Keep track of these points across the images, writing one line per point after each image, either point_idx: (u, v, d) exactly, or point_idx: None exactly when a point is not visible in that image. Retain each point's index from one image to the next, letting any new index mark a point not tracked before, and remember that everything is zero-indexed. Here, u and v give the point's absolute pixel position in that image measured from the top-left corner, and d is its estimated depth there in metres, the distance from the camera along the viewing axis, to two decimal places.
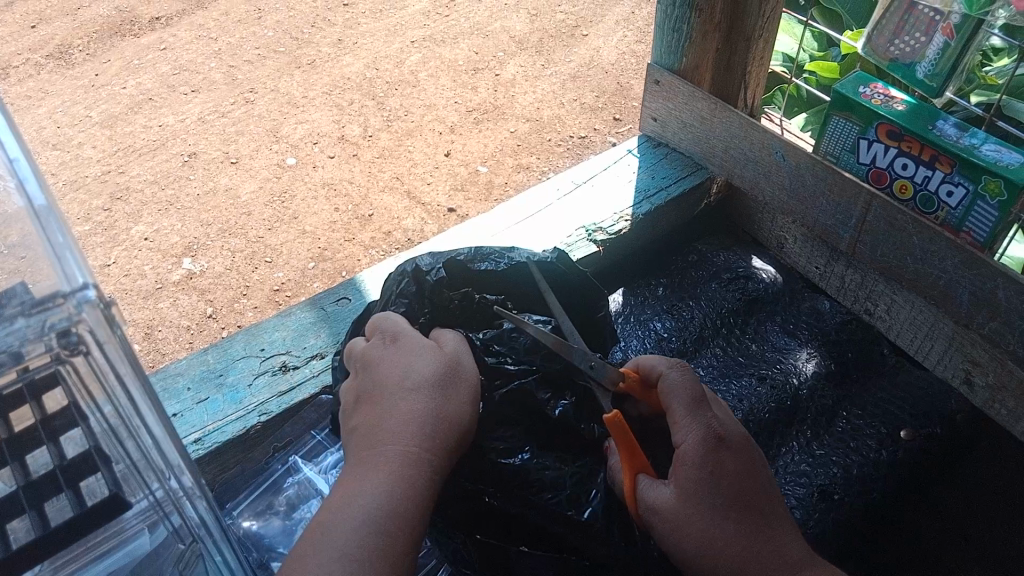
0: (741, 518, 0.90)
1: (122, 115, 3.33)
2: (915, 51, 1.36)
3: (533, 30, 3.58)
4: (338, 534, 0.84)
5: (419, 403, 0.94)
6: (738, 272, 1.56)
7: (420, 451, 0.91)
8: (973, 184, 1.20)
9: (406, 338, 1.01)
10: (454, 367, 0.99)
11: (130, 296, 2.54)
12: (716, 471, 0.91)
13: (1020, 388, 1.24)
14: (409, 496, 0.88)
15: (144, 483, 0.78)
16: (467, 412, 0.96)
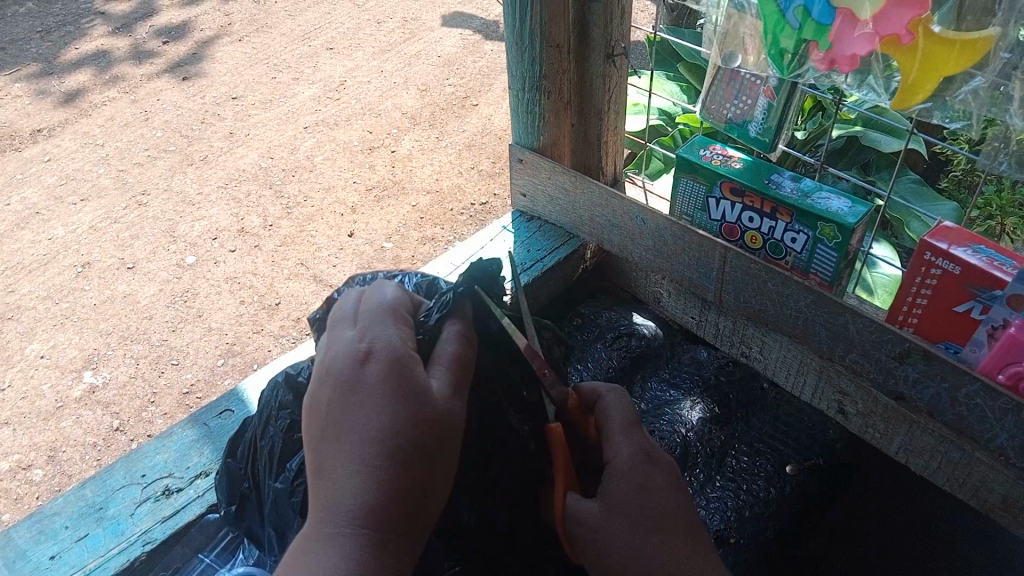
0: (664, 536, 0.90)
1: (8, 232, 3.21)
2: (745, 113, 1.46)
3: (424, 104, 3.66)
4: None
5: (401, 466, 0.81)
6: (620, 330, 1.64)
7: (392, 531, 0.80)
8: (811, 230, 1.28)
9: (396, 358, 0.87)
10: (442, 418, 0.86)
11: (28, 420, 2.41)
12: (640, 482, 0.93)
13: (887, 413, 1.32)
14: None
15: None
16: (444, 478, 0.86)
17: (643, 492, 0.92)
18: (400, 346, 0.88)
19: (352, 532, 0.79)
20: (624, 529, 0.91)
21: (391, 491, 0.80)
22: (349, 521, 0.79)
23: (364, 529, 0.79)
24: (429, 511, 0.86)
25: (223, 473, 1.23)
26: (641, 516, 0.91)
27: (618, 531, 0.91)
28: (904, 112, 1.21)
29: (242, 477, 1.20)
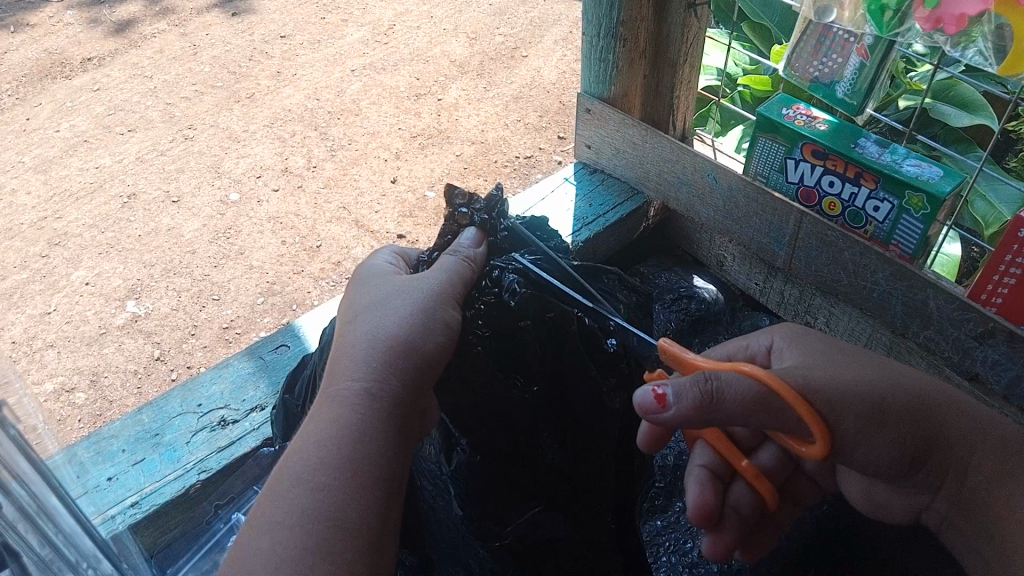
0: (851, 360, 0.94)
1: (56, 159, 3.24)
2: (833, 72, 1.40)
3: (473, 53, 3.60)
4: (283, 469, 0.80)
5: (362, 329, 0.89)
6: (680, 292, 1.46)
7: (358, 377, 0.84)
8: (897, 199, 1.25)
9: (370, 276, 1.00)
10: (410, 291, 0.92)
11: (72, 344, 2.46)
12: (825, 340, 1.00)
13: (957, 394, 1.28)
14: (353, 423, 0.82)
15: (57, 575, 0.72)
16: (418, 332, 0.88)
17: (836, 344, 0.98)
18: (376, 269, 1.02)
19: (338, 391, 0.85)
20: (860, 362, 0.93)
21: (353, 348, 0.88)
22: (326, 385, 0.86)
23: (330, 384, 0.86)
24: (422, 366, 0.87)
25: (279, 408, 1.24)
26: (858, 351, 0.96)
27: (862, 363, 0.93)
28: (1013, 78, 1.14)
29: (297, 416, 1.20)
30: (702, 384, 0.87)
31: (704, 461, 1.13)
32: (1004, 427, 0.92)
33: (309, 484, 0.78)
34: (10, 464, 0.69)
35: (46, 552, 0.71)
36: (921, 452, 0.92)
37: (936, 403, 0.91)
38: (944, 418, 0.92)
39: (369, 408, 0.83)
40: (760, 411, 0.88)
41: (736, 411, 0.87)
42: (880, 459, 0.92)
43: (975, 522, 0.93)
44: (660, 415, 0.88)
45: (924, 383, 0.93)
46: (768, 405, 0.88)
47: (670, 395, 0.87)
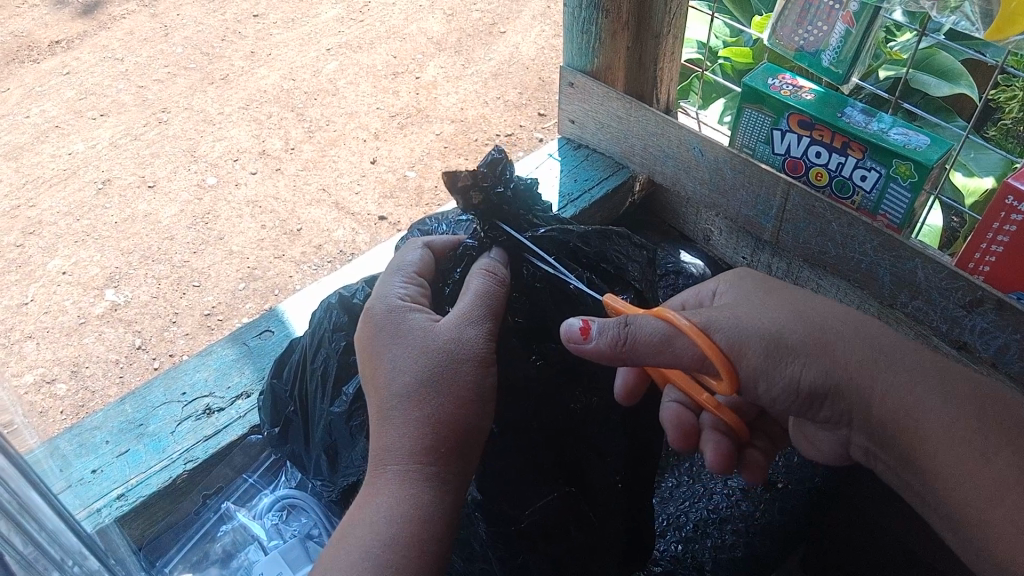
0: (773, 301, 0.95)
1: (27, 145, 3.17)
2: (819, 40, 1.39)
3: (450, 30, 3.54)
4: (352, 548, 0.84)
5: (410, 404, 0.88)
6: (667, 268, 1.42)
7: (416, 460, 0.87)
8: (884, 168, 1.25)
9: (394, 314, 0.92)
10: (448, 350, 0.89)
11: (51, 334, 2.42)
12: (764, 281, 0.99)
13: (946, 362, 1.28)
14: (418, 506, 0.86)
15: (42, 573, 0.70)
16: (466, 406, 0.89)
17: (759, 285, 0.98)
18: (393, 300, 0.94)
19: (395, 470, 0.87)
20: (768, 306, 0.94)
21: (411, 425, 0.87)
22: (382, 458, 0.89)
23: (388, 461, 0.88)
24: (469, 435, 0.89)
25: (266, 394, 1.23)
26: (776, 293, 0.96)
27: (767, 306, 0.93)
28: (999, 42, 1.16)
29: (286, 401, 1.19)
30: (620, 327, 0.89)
31: (676, 398, 1.11)
32: (908, 351, 0.91)
33: (377, 560, 0.83)
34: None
35: (30, 550, 0.69)
36: (819, 390, 0.92)
37: (834, 337, 0.91)
38: (842, 350, 0.91)
39: (433, 492, 0.87)
40: (665, 353, 0.90)
41: (646, 353, 0.89)
42: (780, 394, 0.93)
43: (889, 451, 0.92)
44: (582, 348, 0.89)
45: (827, 319, 0.92)
46: (675, 347, 0.90)
47: (595, 328, 0.88)
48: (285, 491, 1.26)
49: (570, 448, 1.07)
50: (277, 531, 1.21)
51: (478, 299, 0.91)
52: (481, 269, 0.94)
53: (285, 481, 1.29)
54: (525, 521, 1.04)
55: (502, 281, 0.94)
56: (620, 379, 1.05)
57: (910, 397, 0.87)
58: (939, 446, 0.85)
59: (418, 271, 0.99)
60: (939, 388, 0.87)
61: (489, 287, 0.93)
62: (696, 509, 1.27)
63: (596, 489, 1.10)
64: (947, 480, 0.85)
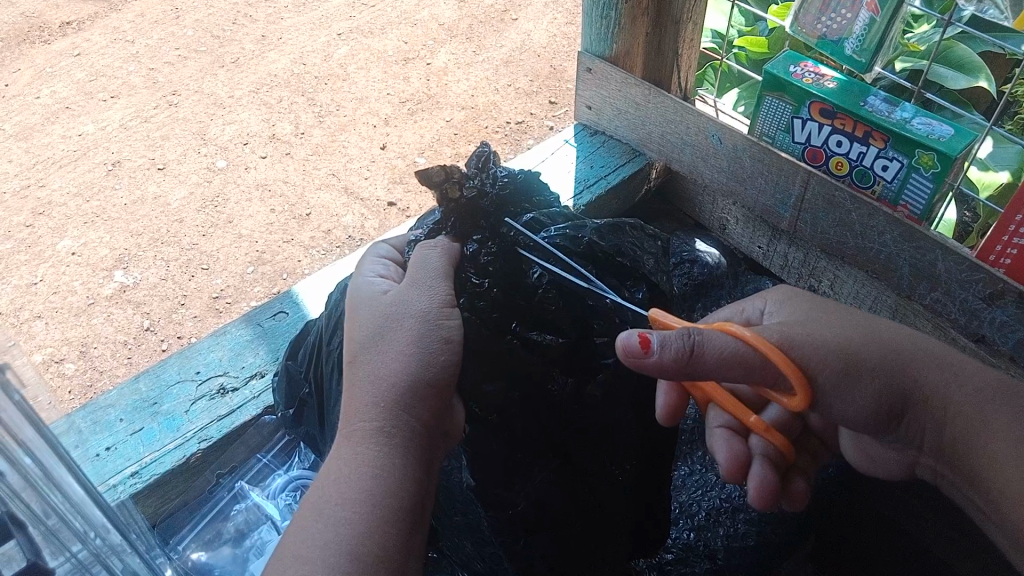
0: (835, 316, 0.95)
1: (37, 126, 3.17)
2: (842, 28, 1.38)
3: (462, 16, 3.52)
4: (312, 507, 0.84)
5: (361, 368, 0.89)
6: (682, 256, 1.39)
7: (367, 416, 0.86)
8: (907, 158, 1.23)
9: (358, 291, 0.96)
10: (391, 313, 0.90)
11: (60, 315, 2.43)
12: (814, 298, 1.00)
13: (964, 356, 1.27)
14: (371, 464, 0.84)
15: (65, 544, 0.70)
16: (409, 360, 0.87)
17: (820, 302, 0.98)
18: (364, 279, 0.99)
19: (350, 432, 0.87)
20: (823, 320, 0.95)
21: (360, 386, 0.88)
22: (343, 424, 0.89)
23: (345, 425, 0.88)
24: (422, 390, 0.87)
25: (281, 375, 1.23)
26: (840, 310, 0.97)
27: (837, 322, 0.94)
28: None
29: (301, 383, 1.19)
30: (685, 341, 0.86)
31: (722, 422, 1.10)
32: (979, 372, 0.92)
33: (330, 517, 0.81)
34: (15, 430, 0.67)
35: (53, 520, 0.69)
36: (892, 407, 0.93)
37: (907, 355, 0.92)
38: (917, 369, 0.92)
39: (385, 447, 0.85)
40: (736, 367, 0.90)
41: (713, 365, 0.88)
42: (855, 412, 0.94)
43: (959, 472, 0.92)
44: (642, 362, 0.86)
45: (898, 338, 0.93)
46: (745, 360, 0.90)
47: (656, 339, 0.85)
48: (299, 471, 1.27)
49: (564, 433, 1.03)
50: (290, 512, 1.21)
51: (422, 264, 0.93)
52: (427, 243, 0.96)
53: (299, 462, 1.30)
54: (523, 504, 1.02)
55: (450, 250, 0.95)
56: (661, 398, 1.05)
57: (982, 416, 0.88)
58: (1010, 464, 0.85)
59: (389, 258, 1.05)
60: (1011, 408, 0.87)
61: (433, 253, 0.94)
62: (709, 498, 1.26)
63: (608, 478, 1.09)
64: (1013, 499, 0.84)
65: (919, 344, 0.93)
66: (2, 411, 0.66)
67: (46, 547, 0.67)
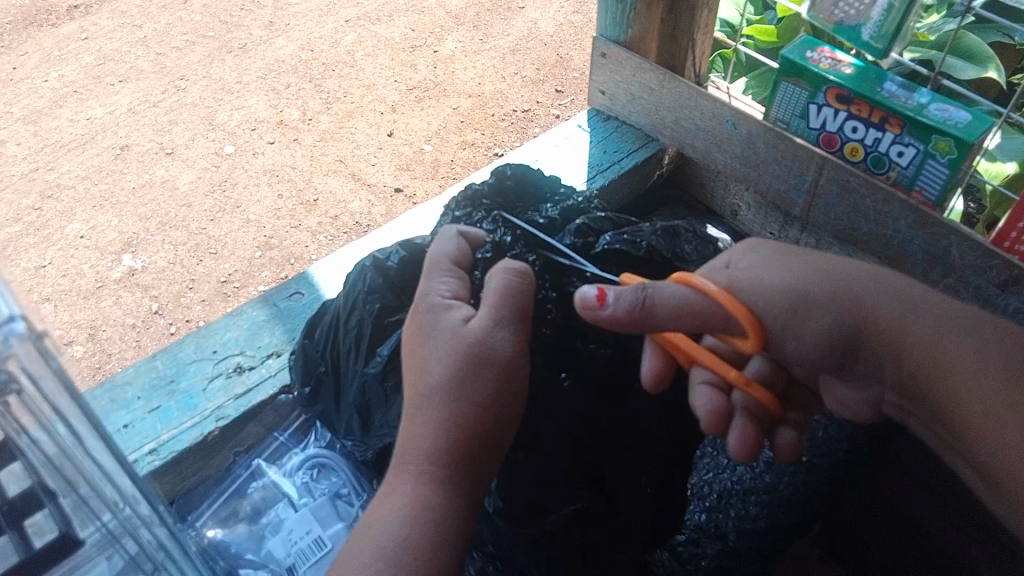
0: (795, 259, 0.96)
1: (46, 110, 3.17)
2: (859, 14, 1.37)
3: (469, 3, 3.51)
4: (370, 547, 0.81)
5: (435, 407, 0.85)
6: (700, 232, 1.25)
7: (434, 459, 0.84)
8: (923, 144, 1.23)
9: (434, 312, 0.91)
10: (476, 352, 0.86)
11: (68, 298, 2.44)
12: (775, 245, 0.99)
13: None
14: (434, 512, 0.82)
15: (94, 513, 0.76)
16: (486, 411, 0.85)
17: (777, 246, 0.98)
18: (435, 297, 0.92)
19: (411, 471, 0.84)
20: (778, 264, 0.95)
21: (435, 423, 0.85)
22: (402, 458, 0.86)
23: (406, 460, 0.85)
24: (487, 443, 0.86)
25: (297, 354, 1.24)
26: (792, 253, 0.97)
27: (796, 267, 0.94)
28: None
29: (317, 361, 1.20)
30: (638, 294, 0.89)
31: (706, 377, 0.99)
32: (932, 301, 0.91)
33: (390, 562, 0.79)
34: (52, 401, 0.65)
35: (84, 490, 0.74)
36: (849, 343, 0.93)
37: (861, 294, 0.92)
38: (873, 306, 0.91)
39: (446, 493, 0.84)
40: (688, 316, 0.92)
41: (667, 317, 0.90)
42: (811, 352, 0.95)
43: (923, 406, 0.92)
44: (598, 317, 0.89)
45: (852, 274, 0.93)
46: (698, 311, 0.92)
47: (612, 294, 0.88)
48: (315, 450, 1.26)
49: (591, 440, 1.04)
50: (307, 489, 1.22)
51: (505, 295, 0.89)
52: (504, 265, 0.91)
53: (314, 441, 1.28)
54: (551, 525, 1.03)
55: (530, 282, 0.91)
56: (647, 365, 0.98)
57: (936, 341, 0.88)
58: (963, 383, 0.85)
59: (456, 264, 0.97)
60: (964, 333, 0.87)
61: (514, 282, 0.90)
62: (721, 480, 1.28)
63: (628, 472, 1.08)
64: (977, 430, 0.84)
65: (880, 282, 0.93)
66: (42, 381, 0.63)
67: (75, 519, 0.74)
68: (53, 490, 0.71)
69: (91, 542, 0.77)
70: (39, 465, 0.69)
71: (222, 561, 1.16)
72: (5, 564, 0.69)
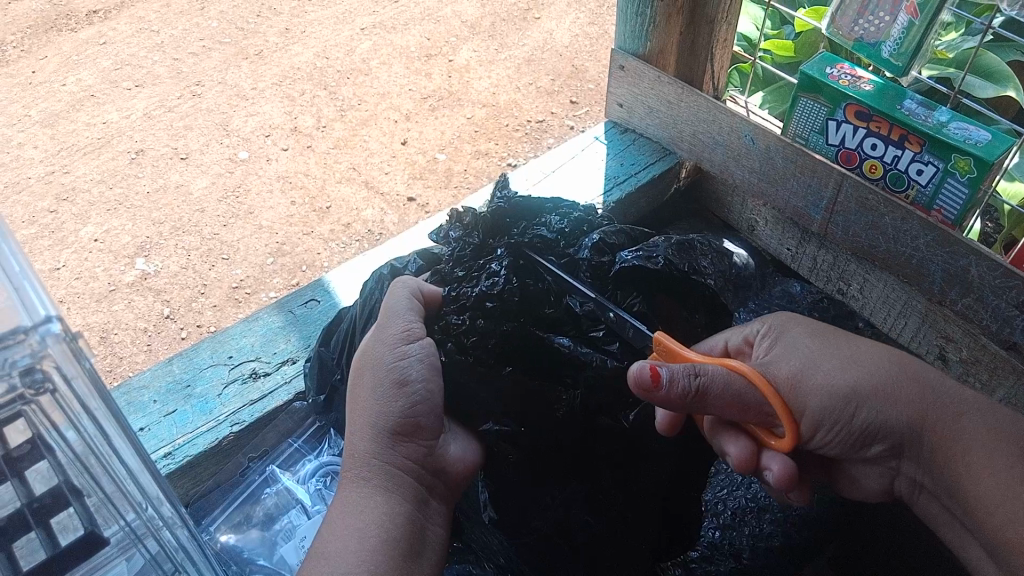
0: (826, 339, 0.95)
1: (63, 113, 3.19)
2: (880, 31, 1.38)
3: (485, 14, 3.52)
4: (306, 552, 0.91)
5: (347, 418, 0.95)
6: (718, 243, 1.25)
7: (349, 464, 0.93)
8: (943, 162, 1.23)
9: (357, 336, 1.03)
10: (363, 360, 0.96)
11: (81, 300, 2.45)
12: (803, 323, 0.99)
13: (994, 362, 1.27)
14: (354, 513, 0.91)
15: (118, 512, 0.79)
16: (374, 409, 0.93)
17: (806, 327, 0.98)
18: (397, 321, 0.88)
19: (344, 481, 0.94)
20: (809, 346, 0.94)
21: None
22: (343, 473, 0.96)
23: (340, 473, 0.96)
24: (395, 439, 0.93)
25: (313, 362, 1.24)
26: (826, 334, 0.96)
27: (825, 350, 0.93)
28: None
29: (333, 369, 1.20)
30: (690, 378, 0.88)
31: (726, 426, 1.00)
32: (957, 391, 0.90)
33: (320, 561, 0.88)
34: (82, 401, 0.68)
35: (110, 490, 0.77)
36: (875, 429, 0.91)
37: (891, 379, 0.91)
38: (900, 392, 0.90)
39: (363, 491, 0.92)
40: (736, 405, 0.92)
41: (717, 401, 0.90)
42: (837, 438, 0.92)
43: (937, 492, 0.91)
44: (653, 394, 0.88)
45: (880, 361, 0.92)
46: (744, 397, 0.91)
47: (665, 373, 0.87)
48: (329, 457, 1.26)
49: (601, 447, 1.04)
50: (320, 497, 1.22)
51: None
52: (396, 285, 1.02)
53: (328, 449, 1.28)
54: (543, 528, 1.03)
55: (410, 294, 1.01)
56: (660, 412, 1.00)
57: (961, 433, 0.87)
58: (984, 472, 0.84)
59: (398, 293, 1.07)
60: (989, 422, 0.87)
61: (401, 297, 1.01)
62: (735, 497, 1.27)
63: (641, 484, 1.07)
64: (990, 514, 0.83)
65: (910, 368, 0.92)
66: (74, 381, 0.66)
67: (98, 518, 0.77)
68: (78, 488, 0.75)
69: (113, 542, 0.80)
70: (65, 463, 0.73)
71: (235, 567, 1.16)
72: (33, 561, 0.74)
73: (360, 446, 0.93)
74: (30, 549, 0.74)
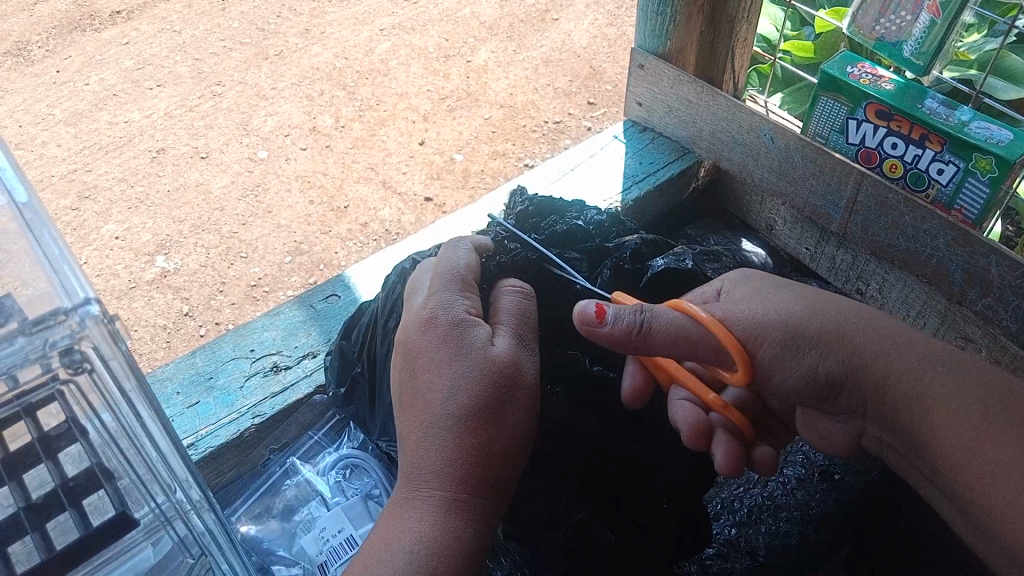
0: (789, 291, 0.97)
1: (86, 112, 3.24)
2: (901, 30, 1.37)
3: (503, 15, 3.52)
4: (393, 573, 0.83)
5: (459, 432, 0.87)
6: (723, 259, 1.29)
7: (453, 485, 0.86)
8: (963, 161, 1.23)
9: (462, 329, 0.91)
10: (512, 380, 0.90)
11: (103, 297, 2.48)
12: (766, 279, 1.00)
13: (1013, 362, 1.26)
14: (458, 538, 0.85)
15: (147, 495, 0.82)
16: (512, 438, 0.89)
17: (767, 280, 0.99)
18: (458, 313, 0.92)
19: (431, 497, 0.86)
20: (770, 296, 0.96)
21: (463, 450, 0.87)
22: (422, 481, 0.87)
23: (422, 486, 0.87)
24: (508, 466, 0.90)
25: (334, 354, 1.25)
26: (787, 287, 0.98)
27: (784, 300, 0.95)
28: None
29: (354, 362, 1.21)
30: (635, 315, 0.91)
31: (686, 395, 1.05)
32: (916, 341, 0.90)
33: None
34: (117, 382, 0.69)
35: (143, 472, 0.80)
36: (836, 378, 0.93)
37: (850, 331, 0.92)
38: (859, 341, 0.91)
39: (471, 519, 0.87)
40: (681, 342, 0.94)
41: (661, 341, 0.92)
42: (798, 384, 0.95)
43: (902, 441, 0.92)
44: (594, 331, 0.91)
45: (840, 312, 0.94)
46: (692, 336, 0.94)
47: (610, 312, 0.90)
48: (348, 450, 1.25)
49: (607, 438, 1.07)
50: (340, 489, 1.21)
51: (518, 320, 0.96)
52: (520, 292, 0.99)
53: (348, 441, 1.28)
54: (560, 538, 1.03)
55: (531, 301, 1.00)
56: (626, 381, 1.06)
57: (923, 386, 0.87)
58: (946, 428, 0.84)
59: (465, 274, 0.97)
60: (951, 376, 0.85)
61: (528, 320, 0.97)
62: (752, 495, 1.27)
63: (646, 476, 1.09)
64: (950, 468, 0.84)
65: (865, 319, 0.92)
66: (111, 361, 0.66)
67: (130, 501, 0.82)
68: (108, 470, 0.81)
69: (143, 524, 0.83)
70: (96, 445, 0.79)
71: (255, 556, 1.16)
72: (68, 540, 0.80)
73: (465, 468, 0.86)
74: (64, 528, 0.80)
